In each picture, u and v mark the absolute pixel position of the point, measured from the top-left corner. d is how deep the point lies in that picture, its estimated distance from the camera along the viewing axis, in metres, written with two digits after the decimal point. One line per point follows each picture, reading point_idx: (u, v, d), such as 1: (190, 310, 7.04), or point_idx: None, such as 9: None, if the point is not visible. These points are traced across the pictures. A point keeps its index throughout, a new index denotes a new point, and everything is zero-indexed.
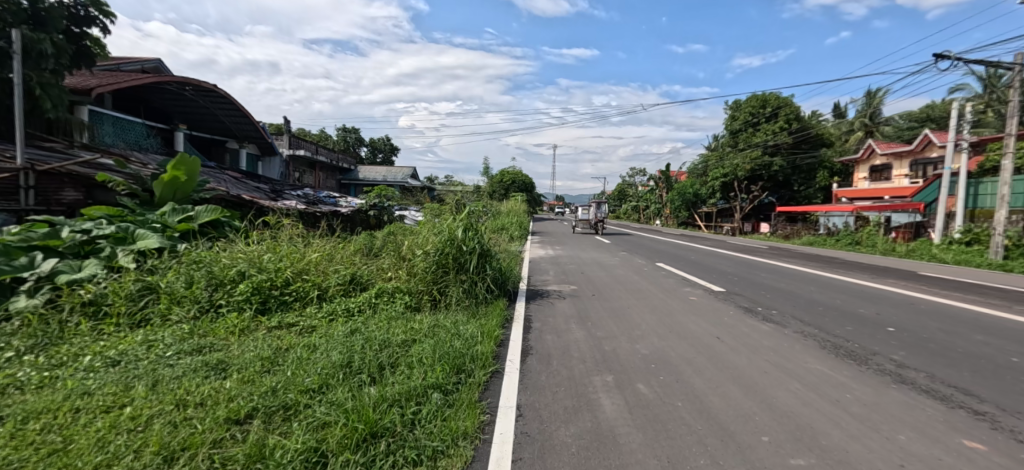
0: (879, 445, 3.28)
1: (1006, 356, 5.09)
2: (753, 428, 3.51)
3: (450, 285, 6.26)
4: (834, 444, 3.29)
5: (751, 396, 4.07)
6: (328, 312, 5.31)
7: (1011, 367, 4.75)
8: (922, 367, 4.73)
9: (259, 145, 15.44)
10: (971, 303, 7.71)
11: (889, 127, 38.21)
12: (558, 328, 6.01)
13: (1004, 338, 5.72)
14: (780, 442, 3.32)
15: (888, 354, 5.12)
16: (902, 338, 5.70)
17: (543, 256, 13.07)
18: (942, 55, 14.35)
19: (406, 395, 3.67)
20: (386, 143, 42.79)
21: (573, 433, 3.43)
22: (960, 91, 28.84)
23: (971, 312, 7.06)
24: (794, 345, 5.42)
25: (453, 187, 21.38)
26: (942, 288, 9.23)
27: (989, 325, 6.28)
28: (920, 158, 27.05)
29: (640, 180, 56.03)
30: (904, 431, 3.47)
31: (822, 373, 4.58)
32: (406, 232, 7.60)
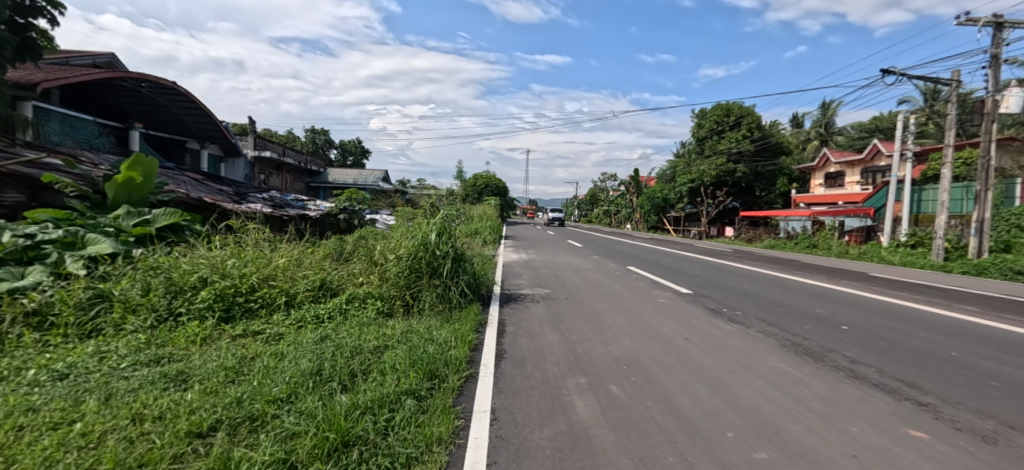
0: (835, 437, 3.39)
1: (947, 351, 5.37)
2: (719, 424, 3.57)
3: (423, 290, 6.16)
4: (795, 438, 3.38)
5: (719, 394, 4.15)
6: (296, 319, 5.14)
7: (953, 362, 4.99)
8: (872, 363, 4.92)
9: (222, 146, 14.89)
10: (919, 302, 8.06)
11: (843, 136, 40.04)
12: (533, 331, 5.99)
13: (949, 336, 5.97)
14: (744, 437, 3.39)
15: (842, 351, 5.30)
16: (854, 335, 5.93)
17: (516, 260, 13.04)
18: (888, 69, 15.13)
19: (378, 401, 3.57)
20: (357, 146, 42.09)
21: (548, 436, 3.41)
22: (906, 103, 30.53)
23: (916, 310, 7.41)
24: (757, 345, 5.56)
25: (426, 191, 21.37)
26: (892, 288, 9.66)
27: (933, 323, 6.60)
28: (872, 167, 28.47)
29: (612, 185, 56.90)
30: (857, 423, 3.60)
31: (783, 370, 4.71)
32: (379, 237, 7.44)
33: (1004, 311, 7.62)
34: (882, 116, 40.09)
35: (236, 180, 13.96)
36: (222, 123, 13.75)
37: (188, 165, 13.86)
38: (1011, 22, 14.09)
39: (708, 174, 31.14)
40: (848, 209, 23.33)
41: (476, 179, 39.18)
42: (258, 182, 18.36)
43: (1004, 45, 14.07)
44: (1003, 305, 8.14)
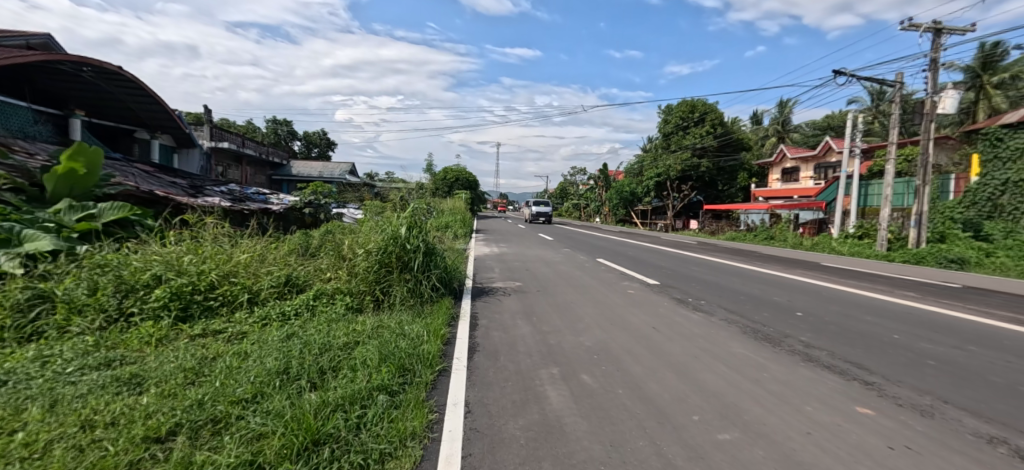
0: (792, 416, 3.53)
1: (891, 333, 5.66)
2: (685, 409, 3.66)
3: (394, 285, 6.03)
4: (756, 418, 3.50)
5: (685, 379, 4.24)
6: (260, 317, 4.95)
7: (896, 344, 5.27)
8: (825, 346, 5.13)
9: (175, 136, 14.20)
10: (865, 289, 8.47)
11: (798, 133, 41.65)
12: (505, 324, 5.97)
13: (892, 320, 6.30)
14: (709, 420, 3.49)
15: (798, 336, 5.52)
16: (808, 321, 6.18)
17: (488, 254, 13.01)
18: (840, 70, 15.78)
19: (349, 398, 3.48)
20: (322, 138, 41.00)
21: (522, 426, 3.40)
22: (855, 103, 32.08)
23: (864, 296, 7.79)
24: (720, 331, 5.72)
25: (395, 185, 21.09)
26: (842, 276, 10.12)
27: (879, 308, 6.95)
28: (823, 162, 30.11)
29: (581, 180, 57.51)
30: (811, 403, 3.77)
31: (744, 355, 4.85)
32: (347, 231, 7.23)
33: (940, 296, 8.10)
34: (834, 115, 41.89)
35: (191, 172, 13.35)
36: (175, 112, 13.10)
37: (136, 155, 13.21)
38: (949, 29, 14.88)
39: (674, 168, 31.80)
40: (802, 203, 24.32)
41: (446, 172, 38.69)
42: (216, 174, 17.64)
43: (942, 50, 14.84)
44: (940, 291, 8.65)
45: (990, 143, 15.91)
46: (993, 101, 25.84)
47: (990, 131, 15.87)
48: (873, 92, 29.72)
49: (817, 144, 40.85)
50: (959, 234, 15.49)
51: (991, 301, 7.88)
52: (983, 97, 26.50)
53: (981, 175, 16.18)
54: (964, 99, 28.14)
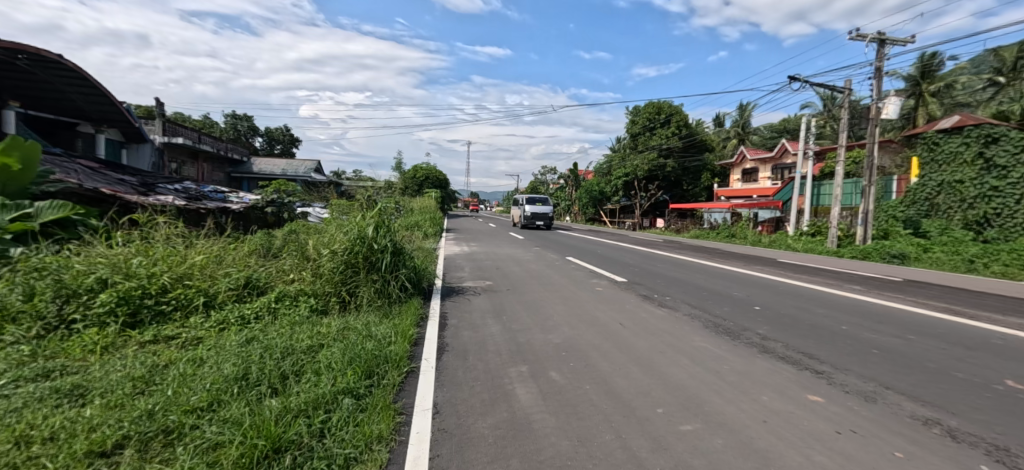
0: (748, 406, 3.60)
1: (839, 325, 5.85)
2: (649, 401, 3.67)
3: (361, 285, 5.85)
4: (716, 409, 3.55)
5: (650, 373, 4.26)
6: (217, 321, 4.71)
7: (844, 334, 5.45)
8: (780, 338, 5.26)
9: (123, 130, 13.45)
10: (817, 283, 8.78)
11: (757, 135, 43.15)
12: (475, 323, 5.88)
13: (842, 312, 6.52)
14: (672, 412, 3.51)
15: (755, 329, 5.64)
16: (765, 314, 6.33)
17: (458, 253, 12.87)
18: (795, 76, 16.37)
19: (313, 403, 3.33)
20: (285, 134, 39.81)
21: (490, 424, 3.32)
22: (808, 107, 33.46)
23: (816, 290, 8.05)
24: (683, 326, 5.79)
25: (363, 183, 20.70)
26: (796, 271, 10.47)
27: (830, 301, 7.19)
28: (780, 163, 31.30)
29: (551, 179, 57.90)
30: (766, 392, 3.84)
31: (706, 349, 4.91)
32: (311, 231, 6.99)
33: (884, 289, 8.48)
34: (790, 119, 43.61)
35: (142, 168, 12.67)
36: (123, 105, 12.41)
37: (79, 150, 12.45)
38: (891, 39, 15.59)
39: (641, 168, 32.34)
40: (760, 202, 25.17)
41: (416, 171, 38.08)
42: (169, 171, 16.86)
43: (886, 59, 15.55)
44: (882, 284, 9.08)
45: (928, 147, 16.68)
46: (931, 108, 27.41)
47: (927, 136, 16.58)
48: (824, 97, 31.02)
49: (774, 146, 42.36)
50: (900, 231, 16.29)
51: (929, 293, 8.31)
52: (922, 103, 28.04)
53: (919, 176, 17.01)
54: (905, 105, 29.76)
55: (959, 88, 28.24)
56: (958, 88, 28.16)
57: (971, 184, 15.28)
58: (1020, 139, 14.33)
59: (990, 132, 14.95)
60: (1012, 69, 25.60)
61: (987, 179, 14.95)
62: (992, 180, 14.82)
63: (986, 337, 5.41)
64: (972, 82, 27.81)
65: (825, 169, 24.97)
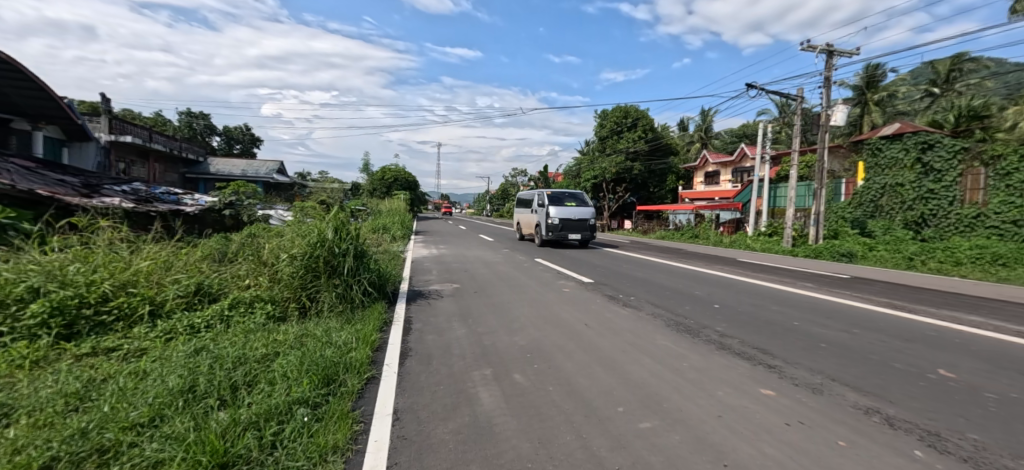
0: (705, 402, 3.61)
1: (792, 320, 5.98)
2: (610, 401, 3.64)
3: (322, 290, 5.64)
4: (675, 406, 3.55)
5: (613, 372, 4.23)
6: (164, 331, 4.45)
7: (797, 329, 5.57)
8: (736, 335, 5.33)
9: (65, 127, 12.74)
10: (772, 281, 9.01)
11: (719, 139, 44.43)
12: (440, 326, 5.74)
13: (796, 308, 6.68)
14: (633, 410, 3.49)
15: (714, 326, 5.70)
16: (724, 312, 6.43)
17: (426, 255, 12.67)
18: (752, 84, 16.88)
19: (265, 414, 3.15)
20: (245, 133, 38.60)
21: (451, 429, 3.21)
22: (766, 113, 34.68)
23: (772, 288, 8.25)
24: (646, 325, 5.80)
25: (327, 185, 20.23)
26: (754, 270, 10.75)
27: (785, 298, 7.37)
28: (740, 167, 32.27)
29: (521, 181, 58.10)
30: (722, 388, 3.87)
31: (667, 347, 4.93)
32: (269, 234, 6.72)
33: (834, 286, 8.76)
34: (749, 124, 45.14)
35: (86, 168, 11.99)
36: (63, 101, 11.74)
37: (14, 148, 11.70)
38: (839, 50, 16.24)
39: (609, 171, 32.71)
40: (722, 203, 25.84)
41: (385, 172, 37.37)
42: (117, 171, 16.04)
43: (834, 69, 16.19)
44: (832, 281, 9.41)
45: (872, 152, 17.46)
46: (874, 117, 28.79)
47: (872, 142, 17.38)
48: (779, 105, 32.17)
49: (734, 151, 43.72)
50: (849, 231, 16.99)
51: (875, 289, 8.66)
52: (867, 112, 29.36)
53: (865, 179, 17.66)
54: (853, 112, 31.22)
55: (901, 97, 29.84)
56: (899, 97, 29.75)
57: (911, 187, 16.05)
58: (952, 145, 15.11)
59: (926, 139, 15.73)
60: (945, 81, 27.80)
61: (925, 182, 15.72)
62: (929, 183, 15.62)
63: (922, 330, 5.64)
64: (912, 92, 29.41)
65: (782, 172, 25.83)
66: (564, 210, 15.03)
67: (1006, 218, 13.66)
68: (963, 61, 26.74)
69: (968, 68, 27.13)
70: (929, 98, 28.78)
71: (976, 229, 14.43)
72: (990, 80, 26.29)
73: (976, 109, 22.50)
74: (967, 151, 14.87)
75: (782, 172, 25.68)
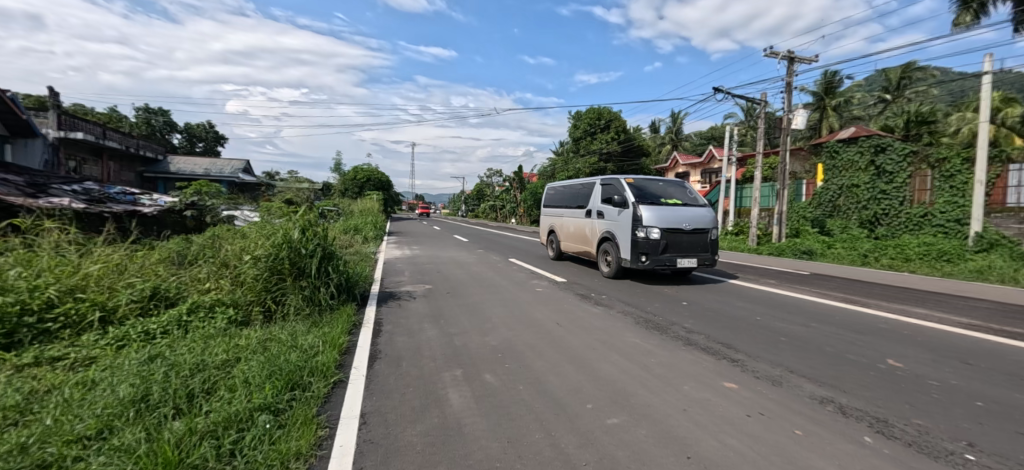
0: (671, 396, 3.61)
1: (755, 315, 6.07)
2: (580, 398, 3.60)
3: (287, 293, 5.42)
4: (643, 402, 3.53)
5: (583, 370, 4.19)
6: (116, 338, 4.20)
7: (760, 324, 5.65)
8: (702, 330, 5.36)
9: (8, 122, 12.04)
10: (737, 278, 9.18)
11: (688, 142, 45.38)
12: (410, 328, 5.60)
13: (759, 304, 6.79)
14: (601, 407, 3.45)
15: (682, 323, 5.73)
16: (691, 308, 6.48)
17: (399, 256, 12.45)
18: (719, 87, 17.23)
19: (223, 423, 2.97)
20: (208, 131, 37.37)
21: (420, 432, 3.11)
22: (732, 117, 35.58)
23: (737, 285, 8.37)
24: (617, 323, 5.79)
25: (296, 185, 19.71)
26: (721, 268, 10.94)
27: (750, 294, 7.49)
28: (709, 168, 32.95)
29: (496, 182, 58.01)
30: (688, 382, 3.88)
31: (635, 343, 4.92)
32: (231, 236, 6.45)
33: (794, 282, 8.98)
34: (716, 128, 46.25)
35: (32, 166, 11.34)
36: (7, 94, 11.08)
37: None
38: (800, 57, 16.70)
39: (583, 171, 32.86)
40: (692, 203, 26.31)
41: (356, 172, 36.61)
42: (67, 170, 15.24)
43: (796, 75, 16.64)
44: (793, 278, 9.66)
45: (830, 154, 17.90)
46: (831, 121, 29.86)
47: (829, 145, 17.82)
48: (744, 109, 33.01)
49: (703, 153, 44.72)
50: (808, 230, 17.37)
51: (833, 285, 8.92)
52: (825, 117, 30.42)
53: (824, 181, 18.20)
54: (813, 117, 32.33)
55: (856, 103, 31.12)
56: (854, 103, 31.02)
57: (865, 188, 16.66)
58: (902, 149, 15.73)
59: (878, 143, 16.34)
60: (896, 89, 29.57)
61: (878, 184, 16.31)
62: (882, 184, 16.21)
63: (874, 322, 5.81)
64: (866, 98, 30.74)
65: (748, 173, 26.46)
66: (666, 212, 8.07)
67: (950, 217, 14.30)
68: (912, 70, 28.21)
69: (917, 77, 28.49)
70: (882, 104, 30.10)
71: (923, 227, 14.99)
72: (936, 88, 27.70)
73: (924, 114, 23.60)
74: (915, 154, 15.46)
75: (748, 173, 26.29)
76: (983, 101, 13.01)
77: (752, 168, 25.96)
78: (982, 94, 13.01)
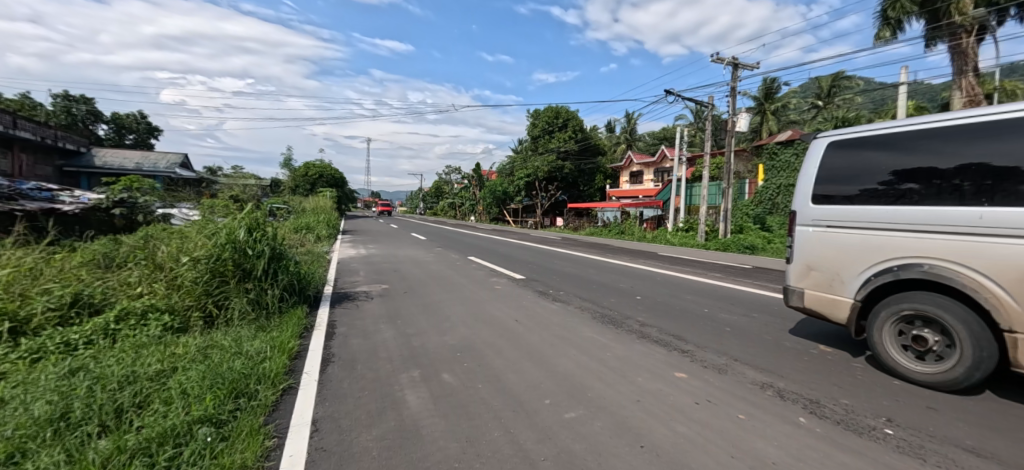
0: (627, 389, 3.53)
1: (703, 307, 6.16)
2: (538, 394, 3.46)
3: (231, 296, 5.00)
4: (600, 395, 3.43)
5: (541, 366, 4.05)
6: (29, 351, 3.72)
7: (707, 316, 5.72)
8: (655, 323, 5.36)
9: None
10: (687, 272, 9.37)
11: (641, 142, 46.55)
12: (366, 330, 5.30)
13: (707, 296, 6.91)
14: (560, 402, 3.32)
15: (636, 316, 5.72)
16: (645, 302, 6.49)
17: (353, 256, 12.00)
18: (670, 90, 17.66)
19: (157, 438, 2.65)
20: (139, 123, 34.95)
21: (375, 437, 2.88)
22: (682, 118, 36.76)
23: (686, 279, 8.54)
24: (573, 318, 5.71)
25: (243, 181, 18.72)
26: (671, 263, 11.18)
27: (698, 287, 7.63)
28: (661, 167, 33.90)
29: (454, 179, 57.47)
30: (641, 374, 3.82)
31: (591, 338, 4.84)
32: (165, 236, 5.91)
33: (738, 275, 9.26)
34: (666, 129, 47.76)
35: None
36: None
37: None
38: (743, 64, 17.31)
39: (541, 169, 32.95)
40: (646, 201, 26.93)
41: (307, 168, 35.14)
42: None
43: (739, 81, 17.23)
44: (736, 271, 9.99)
45: (769, 156, 18.59)
46: (771, 125, 31.36)
47: (768, 147, 18.56)
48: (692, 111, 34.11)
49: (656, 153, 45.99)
50: (751, 227, 18.19)
51: (772, 277, 9.28)
52: (764, 121, 31.94)
53: (764, 180, 18.92)
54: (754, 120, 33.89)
55: (791, 108, 32.92)
56: (791, 108, 32.66)
57: None
58: None
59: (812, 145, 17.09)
60: (827, 96, 31.41)
61: None
62: None
63: None
64: (801, 104, 32.51)
65: (697, 172, 27.31)
66: None
67: None
68: (839, 79, 30.10)
69: (844, 85, 30.42)
70: (815, 110, 31.92)
71: None
72: (859, 97, 29.70)
73: (850, 120, 25.26)
74: None
75: (697, 172, 27.09)
76: (899, 108, 13.66)
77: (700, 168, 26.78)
78: (899, 102, 13.70)
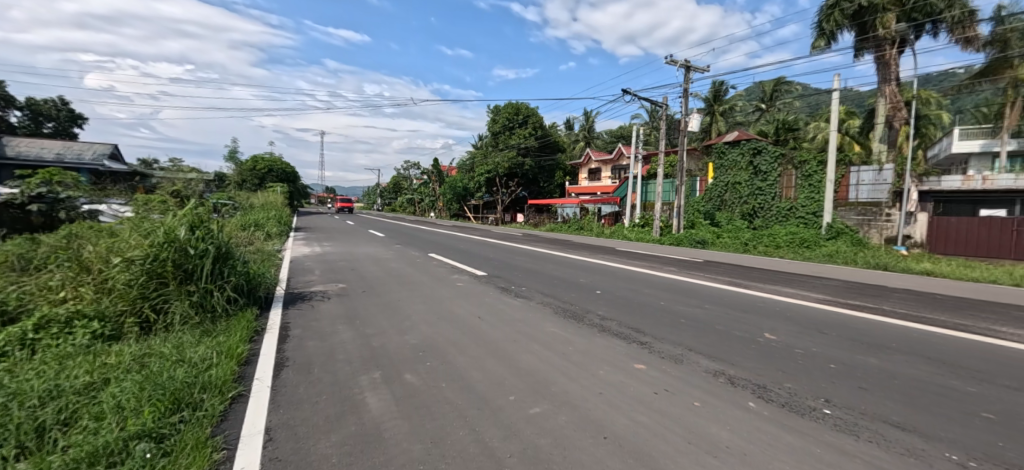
0: (590, 382, 3.39)
1: (658, 300, 6.15)
2: (502, 390, 3.27)
3: (172, 299, 4.53)
4: (564, 389, 3.27)
5: (503, 362, 3.86)
6: None
7: (664, 308, 5.71)
8: (615, 317, 5.28)
9: None
10: (643, 267, 9.44)
11: (599, 140, 47.15)
12: (324, 331, 4.95)
13: (663, 290, 6.92)
14: (525, 398, 3.15)
15: (597, 310, 5.63)
16: (604, 296, 6.43)
17: (307, 254, 11.43)
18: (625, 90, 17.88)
19: (84, 461, 2.30)
20: (58, 109, 32.19)
21: (334, 443, 2.60)
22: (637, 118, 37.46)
23: (641, 273, 8.57)
24: (535, 314, 5.55)
25: (187, 175, 17.56)
26: (628, 257, 11.27)
27: (654, 281, 7.66)
28: (618, 165, 34.45)
29: (413, 174, 56.43)
30: (602, 367, 3.70)
31: (553, 333, 4.70)
32: (91, 234, 5.32)
33: (691, 269, 9.40)
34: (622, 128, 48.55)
35: None
36: None
37: None
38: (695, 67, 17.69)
39: (501, 166, 32.74)
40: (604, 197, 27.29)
41: (255, 161, 33.52)
42: None
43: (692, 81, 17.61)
44: (689, 265, 10.15)
45: (717, 154, 19.04)
46: (719, 126, 32.41)
47: (716, 146, 18.87)
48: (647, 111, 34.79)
49: (613, 151, 46.70)
50: (701, 221, 18.68)
51: (721, 270, 9.49)
52: (713, 122, 32.96)
53: (713, 178, 19.42)
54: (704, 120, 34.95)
55: (738, 109, 34.13)
56: (738, 110, 33.85)
57: (746, 185, 17.99)
58: (774, 152, 17.23)
59: (755, 146, 17.70)
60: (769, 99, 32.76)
61: (755, 182, 17.71)
62: (759, 182, 17.63)
63: (753, 300, 6.14)
64: (746, 106, 33.78)
65: (651, 170, 27.82)
66: None
67: (808, 210, 16.21)
68: (781, 83, 31.44)
69: (785, 89, 31.84)
70: (759, 113, 33.26)
71: (790, 218, 16.72)
72: (797, 101, 31.16)
73: (790, 122, 26.46)
74: (785, 156, 17.06)
75: (651, 170, 27.54)
76: (832, 113, 14.32)
77: (654, 165, 27.24)
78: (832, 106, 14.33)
